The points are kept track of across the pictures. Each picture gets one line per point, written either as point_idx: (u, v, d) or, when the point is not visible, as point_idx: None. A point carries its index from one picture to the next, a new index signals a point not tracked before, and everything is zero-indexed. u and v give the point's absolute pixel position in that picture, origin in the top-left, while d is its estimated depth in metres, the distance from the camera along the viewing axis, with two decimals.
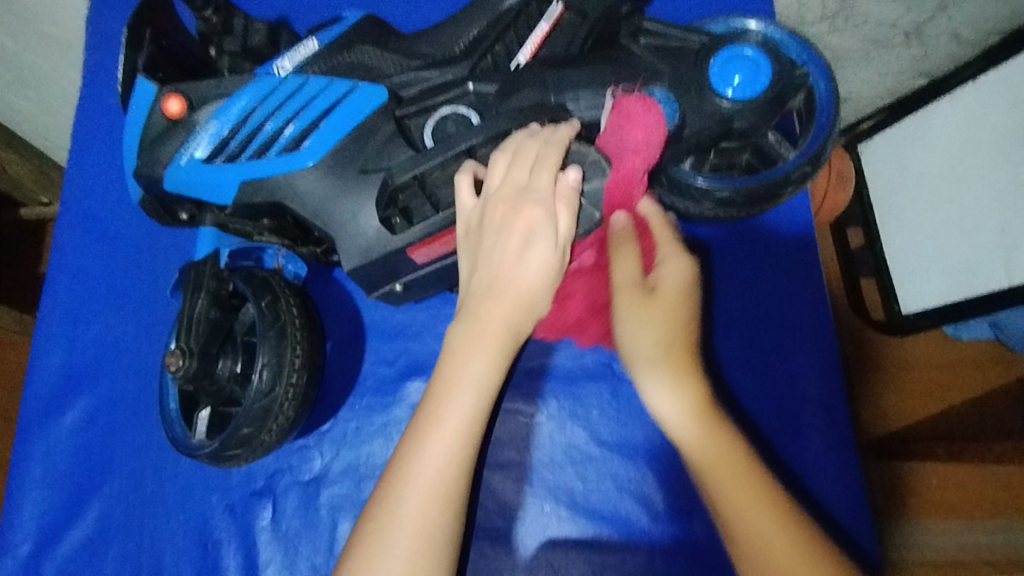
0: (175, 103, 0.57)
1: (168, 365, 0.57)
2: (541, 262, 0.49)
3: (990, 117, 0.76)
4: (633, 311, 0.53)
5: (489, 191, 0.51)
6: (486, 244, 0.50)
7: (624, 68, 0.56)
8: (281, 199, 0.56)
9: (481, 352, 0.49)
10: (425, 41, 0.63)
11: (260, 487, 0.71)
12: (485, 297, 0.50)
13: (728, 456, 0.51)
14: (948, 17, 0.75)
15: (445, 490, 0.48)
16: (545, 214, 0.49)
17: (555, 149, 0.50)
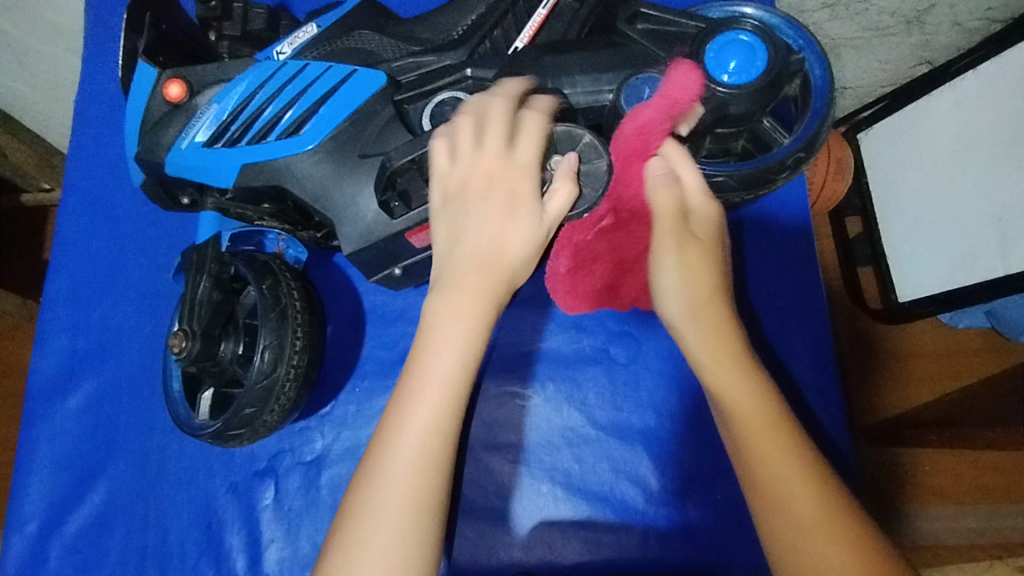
0: (175, 87, 0.58)
1: (172, 347, 0.58)
2: (526, 234, 0.51)
3: (992, 107, 0.77)
4: (676, 267, 0.53)
5: (469, 159, 0.51)
6: (464, 213, 0.51)
7: (622, 52, 0.56)
8: (280, 183, 0.57)
9: (460, 319, 0.50)
10: (423, 26, 0.63)
11: (263, 467, 0.72)
12: (466, 267, 0.50)
13: (764, 403, 0.50)
14: (948, 5, 0.75)
15: (430, 457, 0.48)
16: (531, 186, 0.51)
17: (541, 117, 0.52)
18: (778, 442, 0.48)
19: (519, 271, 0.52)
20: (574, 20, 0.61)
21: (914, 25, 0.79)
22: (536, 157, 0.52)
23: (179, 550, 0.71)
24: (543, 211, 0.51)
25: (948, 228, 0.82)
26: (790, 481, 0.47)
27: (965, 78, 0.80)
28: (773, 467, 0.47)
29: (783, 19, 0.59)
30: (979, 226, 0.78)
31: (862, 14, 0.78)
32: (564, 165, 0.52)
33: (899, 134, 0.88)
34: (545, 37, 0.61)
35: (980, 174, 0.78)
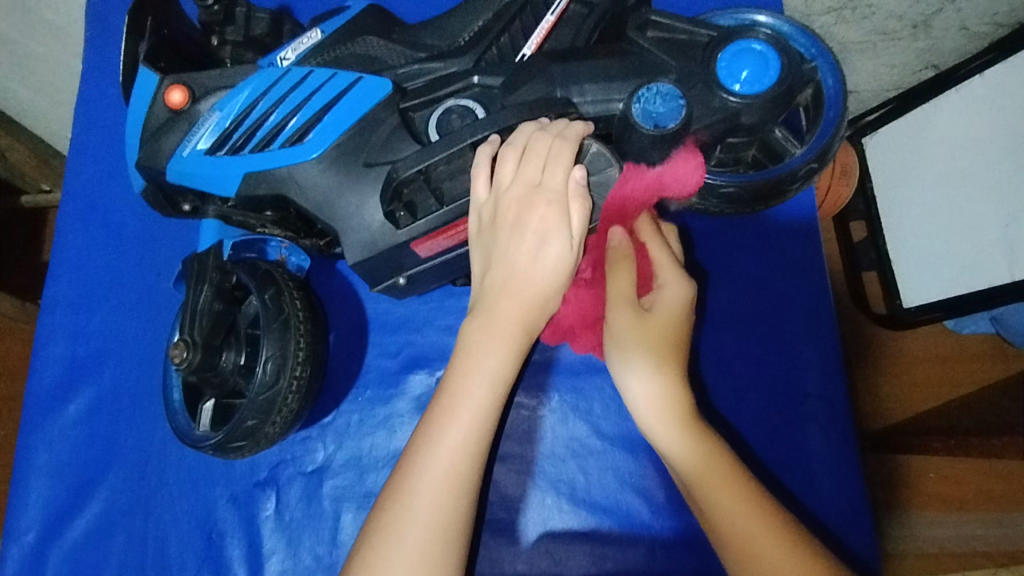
0: (177, 94, 0.57)
1: (172, 357, 0.57)
2: (555, 260, 0.50)
3: (1000, 112, 0.76)
4: (628, 324, 0.55)
5: (501, 186, 0.50)
6: (499, 241, 0.50)
7: (633, 60, 0.54)
8: (284, 192, 0.56)
9: (484, 341, 0.51)
10: (429, 31, 0.62)
11: (264, 477, 0.72)
12: (500, 295, 0.50)
13: (708, 457, 0.53)
14: (957, 9, 0.74)
15: (448, 476, 0.49)
16: (559, 212, 0.50)
17: (567, 144, 0.50)
18: (728, 487, 0.52)
19: (553, 295, 0.51)
20: (581, 26, 0.60)
21: (921, 30, 0.79)
22: (565, 181, 0.50)
23: (179, 562, 0.70)
24: (572, 238, 0.50)
25: (954, 235, 0.81)
26: (750, 534, 0.50)
27: (972, 82, 0.79)
28: (728, 521, 0.51)
29: (795, 27, 0.59)
30: (987, 232, 0.77)
31: (867, 19, 0.78)
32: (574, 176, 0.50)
33: (905, 139, 0.87)
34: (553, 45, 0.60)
35: (986, 180, 0.77)
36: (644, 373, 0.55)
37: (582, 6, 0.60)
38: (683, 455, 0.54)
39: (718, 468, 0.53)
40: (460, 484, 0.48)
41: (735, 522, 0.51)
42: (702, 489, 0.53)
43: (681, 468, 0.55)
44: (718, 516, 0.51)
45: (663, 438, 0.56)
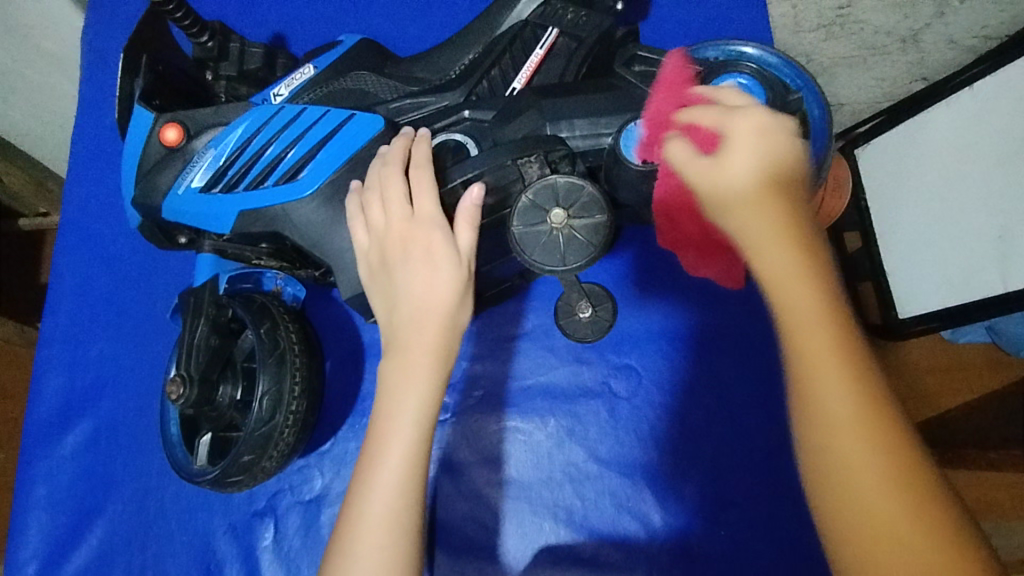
0: (172, 131, 0.58)
1: (168, 393, 0.57)
2: (445, 276, 0.50)
3: (990, 124, 0.77)
4: (749, 126, 0.46)
5: (377, 226, 0.52)
6: (394, 277, 0.51)
7: (620, 95, 0.55)
8: (279, 229, 0.57)
9: (431, 375, 0.50)
10: (420, 66, 0.63)
11: (262, 507, 0.72)
12: (408, 328, 0.50)
13: (809, 283, 0.41)
14: (945, 23, 0.76)
15: (402, 511, 0.49)
16: (435, 232, 0.51)
17: (421, 170, 0.52)
18: (825, 311, 0.40)
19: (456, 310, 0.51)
20: (570, 59, 0.60)
21: (910, 44, 0.80)
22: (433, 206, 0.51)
23: None
24: (458, 257, 0.51)
25: (947, 248, 0.81)
26: (833, 382, 0.39)
27: (963, 94, 0.80)
28: (825, 348, 0.39)
29: (781, 59, 0.60)
30: (979, 243, 0.77)
31: (857, 33, 0.79)
32: (467, 200, 0.51)
33: (897, 153, 0.88)
34: (542, 78, 0.61)
35: (978, 191, 0.78)
36: (748, 212, 0.43)
37: (571, 38, 0.61)
38: (803, 306, 0.40)
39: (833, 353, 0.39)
40: None
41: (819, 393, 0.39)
42: (770, 269, 0.42)
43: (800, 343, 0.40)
44: (798, 313, 0.40)
45: (736, 174, 0.44)
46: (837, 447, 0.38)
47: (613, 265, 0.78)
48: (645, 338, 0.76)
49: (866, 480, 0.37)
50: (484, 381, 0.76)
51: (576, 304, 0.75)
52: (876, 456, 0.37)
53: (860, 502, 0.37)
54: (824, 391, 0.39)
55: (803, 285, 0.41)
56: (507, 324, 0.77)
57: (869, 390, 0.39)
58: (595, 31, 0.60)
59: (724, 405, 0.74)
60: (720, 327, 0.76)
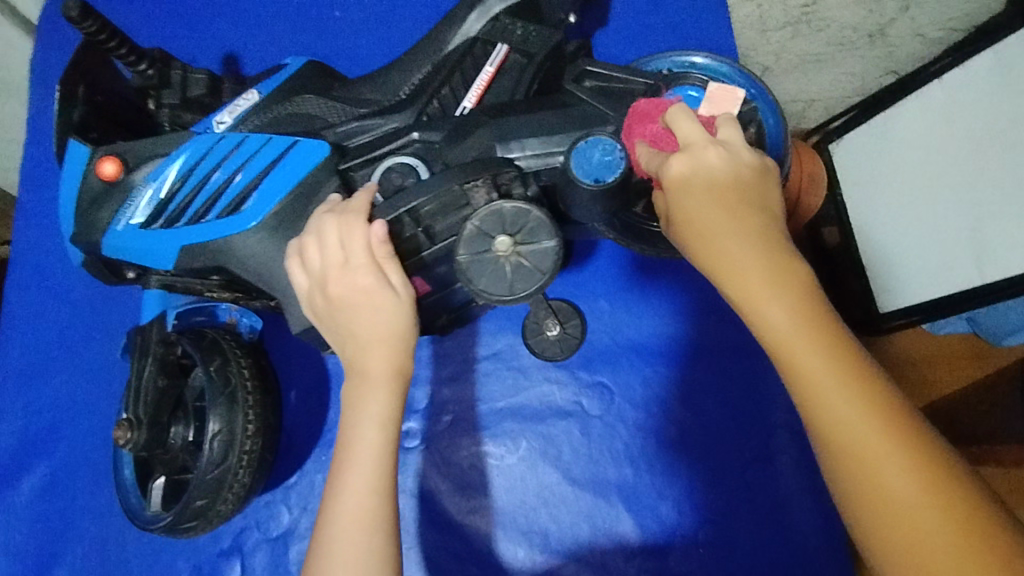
0: (110, 165, 0.55)
1: (116, 438, 0.55)
2: (387, 317, 0.47)
3: (959, 113, 0.75)
4: (682, 172, 0.45)
5: (316, 269, 0.48)
6: (337, 322, 0.48)
7: (571, 111, 0.53)
8: (222, 264, 0.54)
9: (390, 397, 0.48)
10: (369, 87, 0.62)
11: (228, 546, 0.70)
12: (361, 363, 0.48)
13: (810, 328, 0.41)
14: (911, 17, 0.75)
15: (372, 531, 0.45)
16: (372, 277, 0.47)
17: (354, 215, 0.48)
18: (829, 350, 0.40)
19: (407, 340, 0.49)
20: (521, 77, 0.58)
21: (878, 38, 0.79)
22: (367, 250, 0.47)
23: None
24: (396, 293, 0.47)
25: (921, 241, 0.80)
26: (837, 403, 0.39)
27: (929, 88, 0.79)
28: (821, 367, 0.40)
29: (733, 69, 0.60)
30: (953, 233, 0.76)
31: (825, 29, 0.78)
32: (371, 238, 0.47)
33: (870, 149, 0.87)
34: (491, 98, 0.58)
35: (952, 183, 0.76)
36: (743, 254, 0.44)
37: (522, 55, 0.59)
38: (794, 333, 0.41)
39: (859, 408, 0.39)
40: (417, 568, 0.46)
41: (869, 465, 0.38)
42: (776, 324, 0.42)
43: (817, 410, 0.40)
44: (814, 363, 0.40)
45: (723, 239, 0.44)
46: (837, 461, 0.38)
47: (583, 279, 0.77)
48: (617, 353, 0.75)
49: (864, 480, 0.37)
50: (452, 405, 0.75)
51: (544, 322, 0.73)
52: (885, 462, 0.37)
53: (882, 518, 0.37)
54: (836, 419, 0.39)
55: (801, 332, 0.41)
56: (474, 345, 0.76)
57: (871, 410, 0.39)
58: (546, 47, 0.59)
59: (700, 417, 0.73)
60: (691, 338, 0.75)
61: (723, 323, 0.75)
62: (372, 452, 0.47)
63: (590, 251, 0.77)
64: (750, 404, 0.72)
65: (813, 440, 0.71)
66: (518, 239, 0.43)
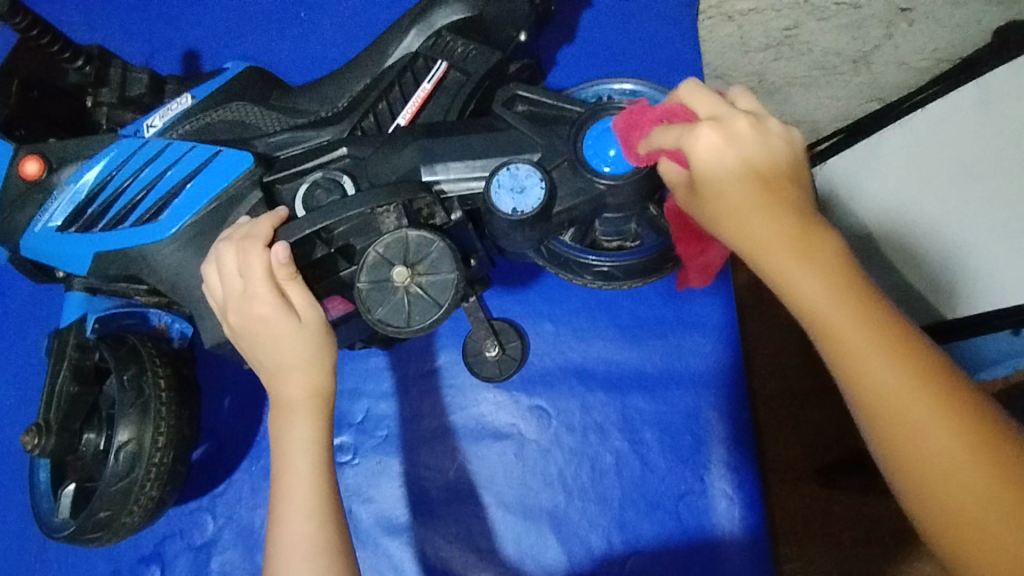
0: (32, 164, 0.54)
1: (24, 443, 0.54)
2: (292, 343, 0.46)
3: (956, 143, 0.75)
4: (713, 147, 0.40)
5: (221, 295, 0.47)
6: (244, 348, 0.47)
7: (499, 135, 0.52)
8: (136, 272, 0.53)
9: (313, 420, 0.46)
10: (308, 96, 0.61)
11: (149, 553, 0.68)
12: (275, 390, 0.47)
13: (871, 337, 0.37)
14: (894, 45, 0.78)
15: (316, 554, 0.44)
16: (270, 303, 0.45)
17: (252, 239, 0.46)
18: (891, 354, 0.36)
19: (318, 365, 0.47)
20: (457, 95, 0.57)
21: (861, 64, 0.81)
22: (265, 274, 0.45)
23: None
24: (299, 317, 0.46)
25: (907, 260, 0.77)
26: (914, 417, 0.35)
27: (915, 117, 0.79)
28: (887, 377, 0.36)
29: None
30: (931, 264, 0.76)
31: (807, 53, 0.80)
32: (273, 261, 0.45)
33: (854, 169, 0.84)
34: (428, 114, 0.58)
35: (944, 208, 0.75)
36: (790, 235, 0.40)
37: (460, 72, 0.58)
38: (852, 342, 0.37)
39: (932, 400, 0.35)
40: None
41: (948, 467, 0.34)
42: (832, 332, 0.37)
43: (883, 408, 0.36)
44: (877, 373, 0.36)
45: (769, 251, 0.39)
46: (923, 486, 0.35)
47: (530, 299, 0.76)
48: (558, 376, 0.74)
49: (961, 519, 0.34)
50: (390, 420, 0.74)
51: (484, 342, 0.72)
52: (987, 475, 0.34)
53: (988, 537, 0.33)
54: (924, 435, 0.35)
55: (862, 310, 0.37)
56: (415, 361, 0.75)
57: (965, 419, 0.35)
58: (484, 66, 0.57)
59: (637, 447, 0.72)
60: (635, 365, 0.74)
61: (667, 351, 0.74)
62: (282, 477, 0.46)
63: (538, 270, 0.76)
64: (688, 435, 0.71)
65: (750, 478, 0.69)
66: (420, 268, 0.43)
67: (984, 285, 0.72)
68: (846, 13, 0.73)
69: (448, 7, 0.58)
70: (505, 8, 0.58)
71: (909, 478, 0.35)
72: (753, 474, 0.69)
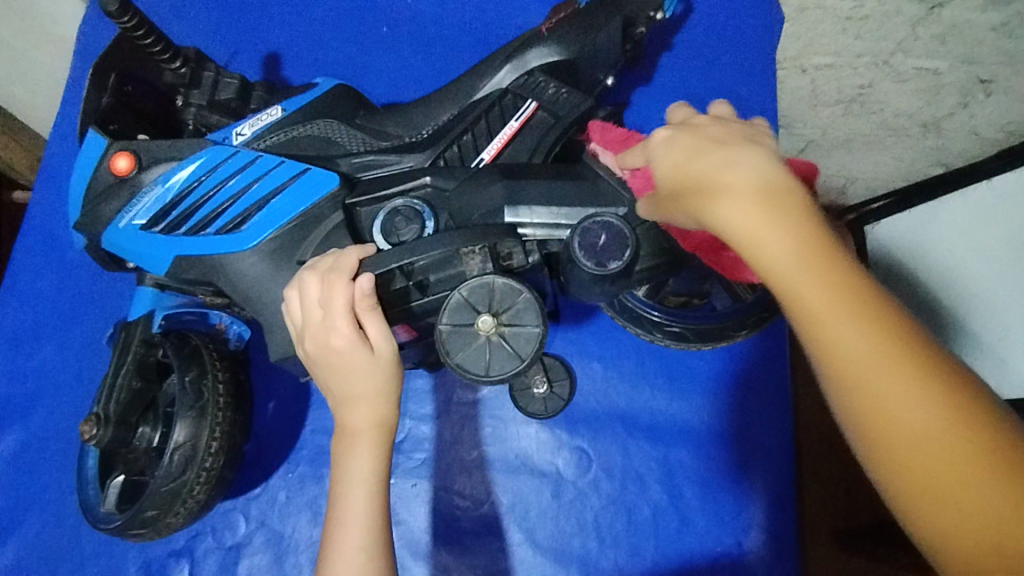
0: (123, 160, 0.55)
1: (82, 432, 0.55)
2: (365, 377, 0.46)
3: (1000, 225, 0.80)
4: (667, 141, 0.42)
5: (300, 322, 0.48)
6: (317, 374, 0.47)
7: (586, 185, 0.51)
8: (214, 278, 0.54)
9: (371, 450, 0.46)
10: (393, 120, 0.61)
11: (180, 547, 0.69)
12: (342, 418, 0.47)
13: (783, 247, 0.37)
14: (970, 114, 0.75)
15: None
16: (349, 336, 0.45)
17: (339, 272, 0.46)
18: (840, 306, 0.35)
19: (385, 400, 0.47)
20: (545, 137, 0.57)
21: (930, 129, 0.79)
22: (345, 306, 0.45)
23: None
24: (374, 350, 0.46)
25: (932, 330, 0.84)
26: (903, 408, 0.33)
27: (976, 188, 0.81)
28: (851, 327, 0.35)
29: None
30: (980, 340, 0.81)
31: (877, 113, 0.78)
32: (356, 292, 0.45)
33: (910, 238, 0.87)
34: (511, 154, 0.57)
35: (994, 286, 0.80)
36: (723, 162, 0.39)
37: (549, 114, 0.58)
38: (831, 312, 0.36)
39: (869, 331, 0.35)
40: None
41: (880, 395, 0.34)
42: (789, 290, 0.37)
43: (824, 337, 0.35)
44: (839, 333, 0.35)
45: (767, 242, 0.37)
46: (891, 440, 0.33)
47: (581, 338, 0.75)
48: (602, 420, 0.73)
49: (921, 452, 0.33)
50: (431, 442, 0.73)
51: (532, 377, 0.72)
52: (943, 434, 0.32)
53: (939, 488, 0.32)
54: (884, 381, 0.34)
55: (758, 219, 0.37)
56: (460, 388, 0.74)
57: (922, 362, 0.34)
58: (574, 111, 0.57)
59: (675, 502, 0.70)
60: (680, 419, 0.72)
61: (715, 407, 0.72)
62: (334, 504, 0.46)
63: (594, 309, 0.75)
64: (729, 495, 0.70)
65: (787, 548, 0.67)
66: (502, 318, 0.43)
67: (992, 369, 0.80)
68: (923, 78, 0.72)
69: (542, 48, 0.58)
70: (596, 53, 0.59)
71: (864, 416, 0.34)
72: (790, 544, 0.68)
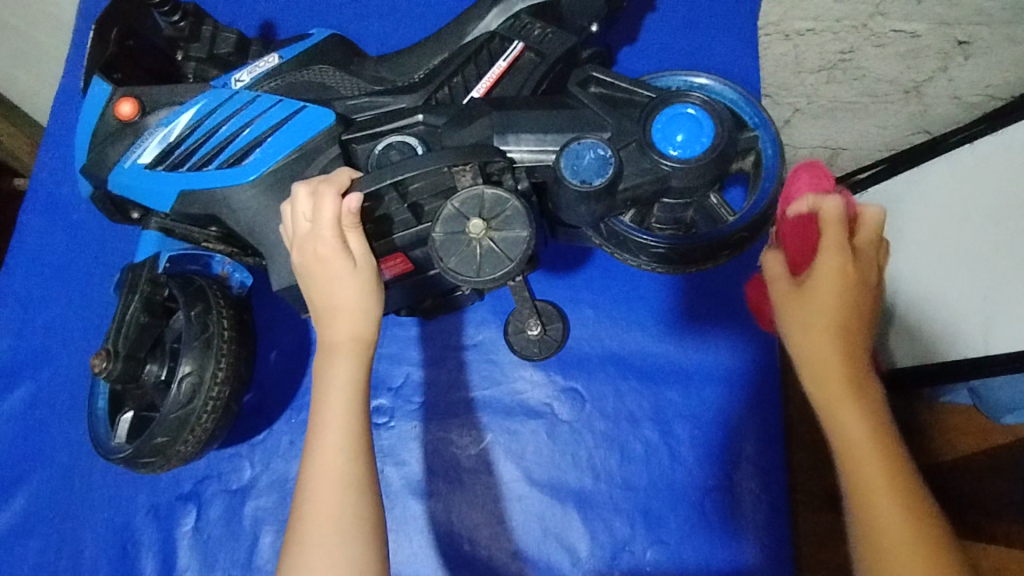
0: (127, 106, 0.57)
1: (93, 365, 0.57)
2: (352, 288, 0.48)
3: (987, 185, 0.72)
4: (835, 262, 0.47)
5: (292, 235, 0.50)
6: (305, 287, 0.50)
7: (569, 114, 0.55)
8: (216, 213, 0.57)
9: (353, 361, 0.48)
10: (385, 66, 0.64)
11: (187, 491, 0.71)
12: (326, 328, 0.49)
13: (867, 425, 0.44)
14: (949, 78, 0.74)
15: (366, 484, 0.46)
16: (335, 245, 0.48)
17: (329, 187, 0.49)
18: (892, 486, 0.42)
19: (369, 311, 0.49)
20: (532, 73, 0.60)
21: (913, 95, 0.79)
22: (334, 218, 0.48)
23: (91, 568, 0.69)
24: (354, 260, 0.48)
25: (909, 314, 0.80)
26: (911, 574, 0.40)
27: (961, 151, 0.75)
28: (856, 452, 0.43)
29: (742, 97, 0.68)
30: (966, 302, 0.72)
31: (861, 79, 0.78)
32: (343, 208, 0.48)
33: (897, 201, 0.82)
34: (500, 91, 0.60)
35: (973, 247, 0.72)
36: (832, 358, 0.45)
37: (535, 54, 0.60)
38: (856, 438, 0.44)
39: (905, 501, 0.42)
40: (365, 526, 0.46)
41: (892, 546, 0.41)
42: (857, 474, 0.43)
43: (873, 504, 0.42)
44: (882, 511, 0.41)
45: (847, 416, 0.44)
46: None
47: (573, 285, 0.77)
48: (594, 363, 0.75)
49: None
50: (426, 388, 0.76)
51: (526, 321, 0.74)
52: None
53: None
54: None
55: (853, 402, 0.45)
56: (454, 334, 0.77)
57: (929, 533, 0.41)
58: (559, 48, 0.60)
59: (666, 439, 0.73)
60: (670, 360, 0.75)
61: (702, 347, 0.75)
62: (332, 419, 0.47)
63: (584, 257, 0.78)
64: (717, 431, 0.72)
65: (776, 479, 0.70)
66: (491, 225, 0.46)
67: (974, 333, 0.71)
68: (902, 41, 0.70)
69: None
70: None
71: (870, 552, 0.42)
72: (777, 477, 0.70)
